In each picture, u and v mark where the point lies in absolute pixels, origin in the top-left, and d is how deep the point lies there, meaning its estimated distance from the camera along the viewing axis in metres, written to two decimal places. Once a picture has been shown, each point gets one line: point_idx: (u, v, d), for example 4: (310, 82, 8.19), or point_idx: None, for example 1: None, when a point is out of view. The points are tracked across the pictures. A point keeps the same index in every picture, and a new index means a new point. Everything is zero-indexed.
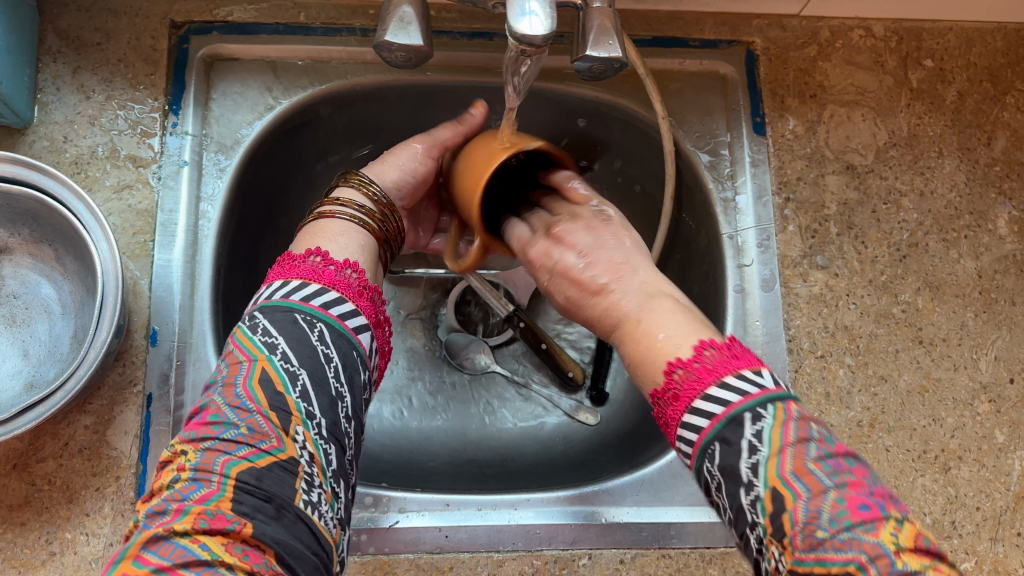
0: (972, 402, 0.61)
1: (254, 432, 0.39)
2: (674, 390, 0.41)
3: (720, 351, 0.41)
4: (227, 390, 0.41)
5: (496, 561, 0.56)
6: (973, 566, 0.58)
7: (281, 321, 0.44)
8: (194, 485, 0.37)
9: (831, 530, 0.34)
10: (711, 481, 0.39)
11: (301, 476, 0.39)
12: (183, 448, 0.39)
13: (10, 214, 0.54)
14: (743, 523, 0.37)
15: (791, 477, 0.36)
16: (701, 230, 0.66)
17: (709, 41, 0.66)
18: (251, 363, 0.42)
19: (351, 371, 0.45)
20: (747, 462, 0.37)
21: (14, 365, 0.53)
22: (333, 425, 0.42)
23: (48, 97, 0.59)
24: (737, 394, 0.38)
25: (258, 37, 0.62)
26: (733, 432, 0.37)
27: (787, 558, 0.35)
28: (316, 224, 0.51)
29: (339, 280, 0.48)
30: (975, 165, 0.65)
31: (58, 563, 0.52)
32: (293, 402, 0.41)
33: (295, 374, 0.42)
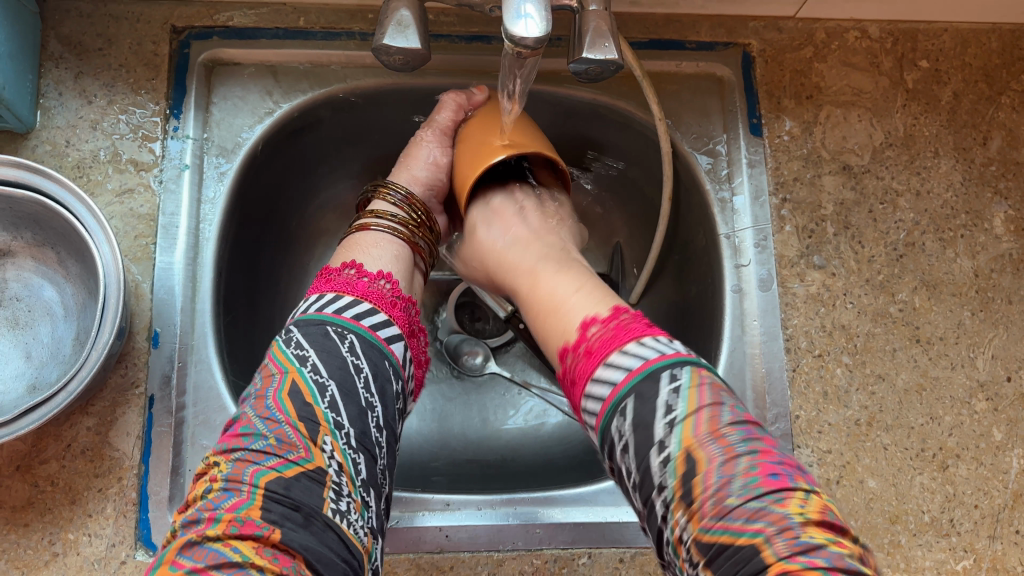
0: (969, 400, 0.61)
1: (282, 442, 0.42)
2: (589, 344, 0.47)
3: (609, 327, 0.47)
4: (259, 402, 0.44)
5: (496, 560, 0.56)
6: (971, 564, 0.58)
7: (314, 333, 0.47)
8: (225, 495, 0.40)
9: (740, 497, 0.38)
10: (620, 442, 0.42)
11: (329, 485, 0.42)
12: (216, 459, 0.43)
13: (13, 217, 0.54)
14: (650, 486, 0.41)
15: (705, 441, 0.40)
16: (698, 231, 0.67)
17: (706, 44, 0.67)
18: (283, 376, 0.45)
19: (381, 381, 0.47)
20: (663, 422, 0.41)
21: (17, 367, 0.54)
22: (361, 435, 0.45)
23: (50, 102, 0.60)
24: (641, 359, 0.44)
25: (258, 42, 0.63)
26: (651, 390, 0.42)
27: (692, 523, 0.38)
28: (353, 238, 0.56)
29: (373, 291, 0.51)
30: (970, 164, 0.66)
31: (62, 564, 0.53)
32: (321, 413, 0.44)
33: (324, 386, 0.45)
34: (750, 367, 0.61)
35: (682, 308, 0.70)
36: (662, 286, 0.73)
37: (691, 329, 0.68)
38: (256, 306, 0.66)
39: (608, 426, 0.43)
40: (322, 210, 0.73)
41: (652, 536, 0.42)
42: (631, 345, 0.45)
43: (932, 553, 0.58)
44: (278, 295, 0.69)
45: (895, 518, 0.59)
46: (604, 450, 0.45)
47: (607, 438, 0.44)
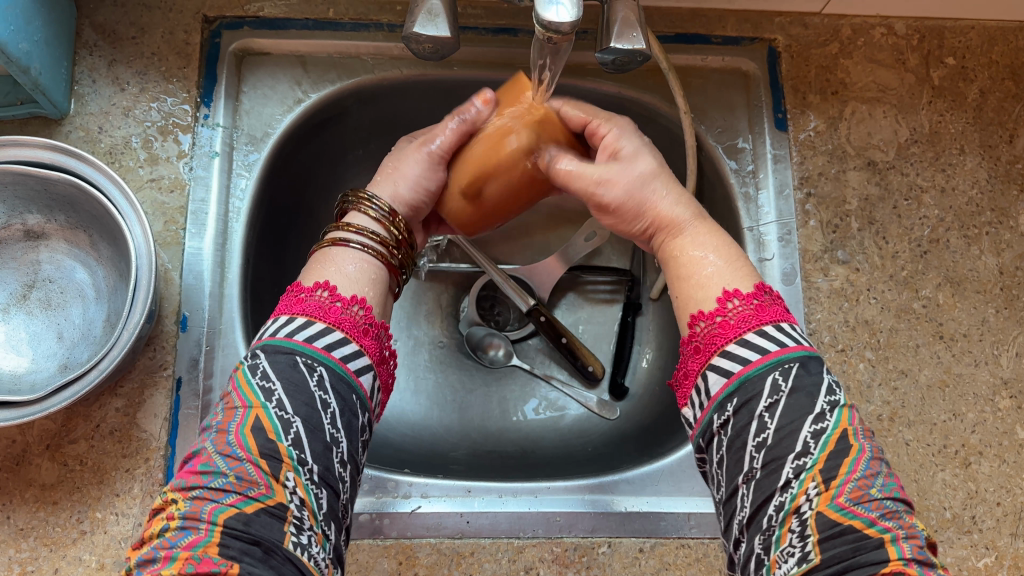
0: (993, 398, 0.61)
1: (242, 479, 0.39)
2: (695, 342, 0.45)
3: (756, 303, 0.44)
4: (220, 437, 0.40)
5: (516, 547, 0.56)
6: (993, 561, 0.58)
7: (281, 364, 0.42)
8: (182, 533, 0.37)
9: (880, 493, 0.38)
10: (769, 397, 0.41)
11: (290, 521, 0.38)
12: (174, 496, 0.39)
13: (48, 200, 0.55)
14: (787, 449, 0.39)
15: (857, 434, 0.40)
16: (722, 225, 0.67)
17: (732, 38, 0.67)
18: (247, 411, 0.41)
19: (349, 416, 0.43)
20: (826, 400, 0.41)
21: (49, 347, 0.55)
22: (326, 472, 0.41)
23: (84, 89, 0.60)
24: (779, 343, 0.43)
25: (289, 32, 0.64)
26: (816, 368, 0.42)
27: (823, 496, 0.38)
28: (327, 254, 0.49)
29: (346, 317, 0.46)
30: (996, 162, 0.65)
31: (89, 542, 0.53)
32: (284, 450, 0.40)
33: (290, 422, 0.41)
34: None
35: None
36: None
37: None
38: (281, 293, 0.67)
39: (759, 376, 0.41)
40: None
41: (748, 501, 0.40)
42: (750, 336, 0.43)
43: (954, 550, 0.58)
44: None
45: (917, 514, 0.58)
46: (714, 411, 0.43)
47: (742, 392, 0.41)
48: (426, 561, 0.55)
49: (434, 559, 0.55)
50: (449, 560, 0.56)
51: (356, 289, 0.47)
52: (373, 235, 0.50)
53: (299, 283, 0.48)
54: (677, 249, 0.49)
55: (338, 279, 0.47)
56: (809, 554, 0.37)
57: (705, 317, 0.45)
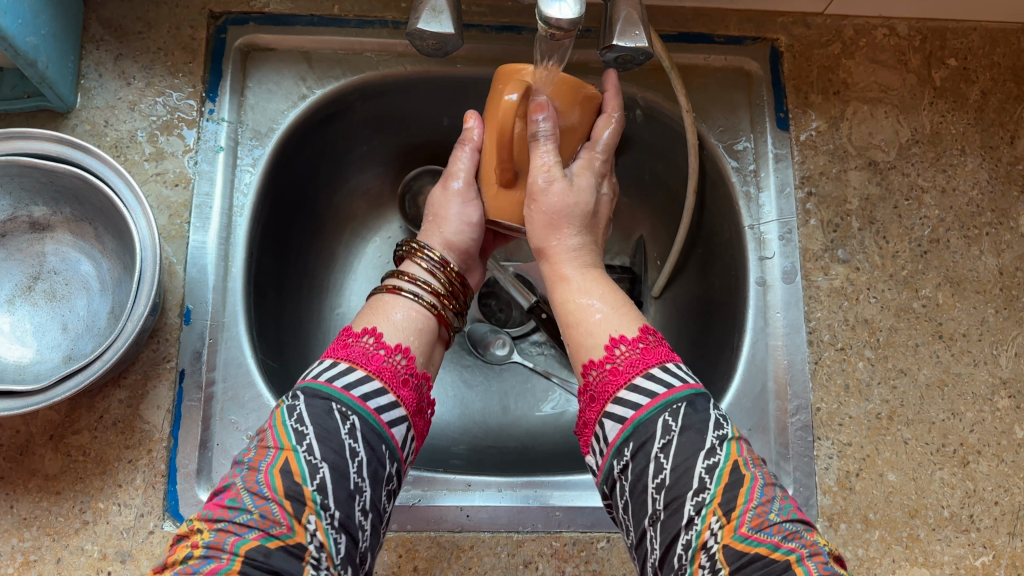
0: (992, 397, 0.61)
1: (266, 516, 0.39)
2: (590, 391, 0.45)
3: (641, 346, 0.45)
4: (250, 474, 0.41)
5: (516, 541, 0.57)
6: (990, 560, 0.58)
7: (316, 409, 0.43)
8: (203, 561, 0.37)
9: (778, 518, 0.39)
10: (662, 438, 0.41)
11: (308, 560, 0.38)
12: (199, 526, 0.40)
13: (53, 192, 0.56)
14: (685, 486, 0.40)
15: (747, 463, 0.42)
16: (723, 223, 0.68)
17: (734, 38, 0.67)
18: (278, 452, 0.42)
19: (375, 467, 0.43)
20: (715, 435, 0.42)
21: (53, 338, 0.55)
22: (347, 519, 0.41)
23: (90, 83, 0.61)
24: (667, 384, 0.43)
25: (294, 28, 0.64)
26: (703, 405, 0.43)
27: (726, 529, 0.38)
28: (379, 301, 0.50)
29: (386, 366, 0.46)
30: (997, 162, 0.66)
31: (92, 532, 0.54)
32: (309, 494, 0.40)
33: (316, 467, 0.41)
34: (772, 359, 0.62)
35: (704, 301, 0.71)
36: (686, 277, 0.74)
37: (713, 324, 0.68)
38: (284, 288, 0.67)
39: (650, 420, 0.42)
40: (350, 197, 0.74)
41: (657, 543, 0.41)
42: (637, 380, 0.44)
43: (951, 548, 0.58)
44: (306, 278, 0.71)
45: (914, 512, 0.59)
46: (612, 458, 0.43)
47: (636, 437, 0.42)
48: (426, 555, 0.56)
49: (434, 552, 0.56)
50: (449, 554, 0.56)
51: (401, 338, 0.48)
52: (426, 285, 0.51)
53: (350, 328, 0.49)
54: (566, 294, 0.50)
55: (383, 326, 0.48)
56: None
57: (596, 366, 0.46)
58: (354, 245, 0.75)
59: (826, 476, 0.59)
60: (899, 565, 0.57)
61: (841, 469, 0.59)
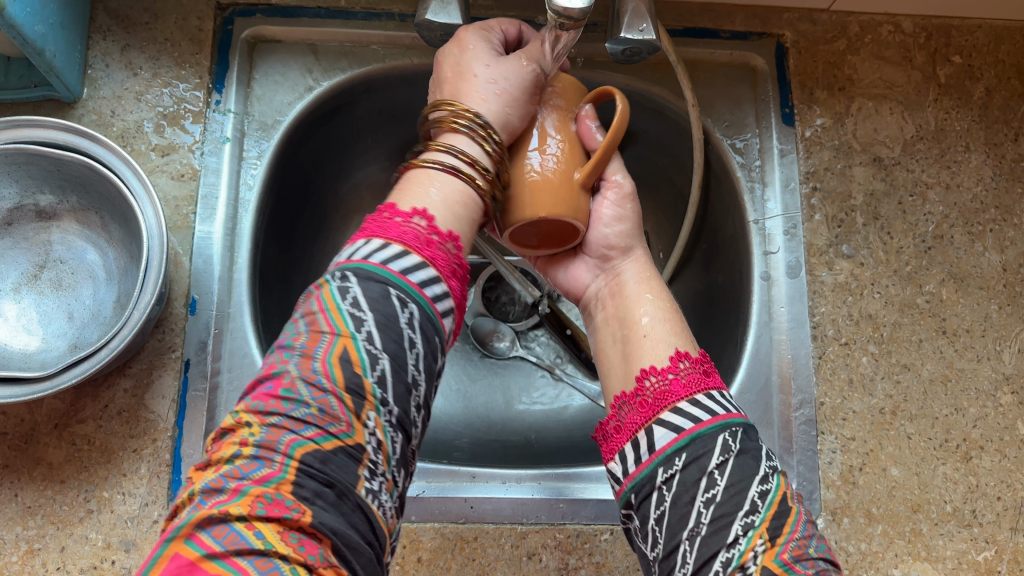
0: (995, 393, 0.61)
1: (325, 412, 0.34)
2: (643, 397, 0.44)
3: (703, 368, 0.45)
4: (305, 362, 0.35)
5: (519, 533, 0.57)
6: (993, 555, 0.58)
7: (372, 293, 0.37)
8: (255, 463, 0.32)
9: (816, 553, 0.38)
10: (720, 455, 0.40)
11: (365, 464, 0.34)
12: (248, 419, 0.34)
13: (60, 180, 0.56)
14: (736, 506, 0.39)
15: (794, 498, 0.41)
16: (727, 219, 0.68)
17: (740, 33, 0.68)
18: (334, 338, 0.36)
19: (430, 359, 0.39)
20: (767, 465, 0.41)
21: (58, 327, 0.55)
22: (403, 415, 0.37)
23: (97, 73, 0.61)
24: (724, 407, 0.43)
25: (301, 20, 0.64)
26: (757, 437, 0.43)
27: (768, 553, 0.37)
28: (413, 178, 0.44)
29: (440, 255, 0.41)
30: (1001, 159, 0.66)
31: (96, 521, 0.54)
32: (369, 386, 0.35)
33: (376, 358, 0.36)
34: (776, 354, 0.62)
35: (708, 296, 0.71)
36: (691, 272, 0.74)
37: (717, 318, 0.69)
38: (289, 281, 0.67)
39: (709, 435, 0.41)
40: (355, 190, 0.74)
41: (691, 557, 0.39)
42: (700, 396, 0.43)
43: (954, 543, 0.58)
44: (310, 271, 0.71)
45: (918, 507, 0.59)
46: (657, 465, 0.41)
47: (692, 448, 0.41)
48: (430, 546, 0.56)
49: (438, 543, 0.56)
50: (453, 545, 0.56)
51: (453, 226, 0.43)
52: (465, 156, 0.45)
53: (392, 205, 0.43)
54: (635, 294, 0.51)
55: (431, 204, 0.43)
56: None
57: (656, 373, 0.45)
58: (358, 238, 0.75)
59: (829, 470, 0.59)
60: (902, 560, 0.58)
61: (844, 464, 0.60)
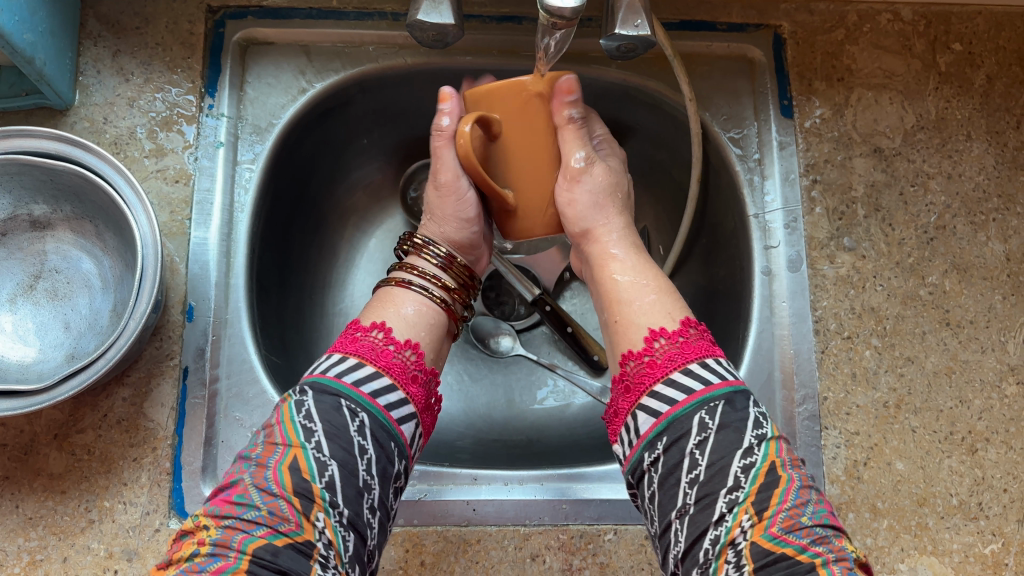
0: (999, 384, 0.61)
1: (274, 514, 0.39)
2: (626, 382, 0.45)
3: (681, 341, 0.45)
4: (257, 471, 0.40)
5: (523, 534, 0.56)
6: (999, 548, 0.58)
7: (325, 406, 0.43)
8: (211, 559, 0.37)
9: (809, 521, 0.39)
10: (698, 435, 0.41)
11: (316, 558, 0.38)
12: (206, 522, 0.39)
13: (53, 191, 0.55)
14: (719, 484, 0.40)
15: (785, 463, 0.42)
16: (727, 213, 0.67)
17: (738, 25, 0.67)
18: (286, 449, 0.41)
19: (386, 464, 0.43)
20: (753, 434, 0.42)
21: (55, 337, 0.55)
22: (354, 516, 0.41)
23: (88, 80, 0.61)
24: (704, 381, 0.43)
25: (293, 21, 0.64)
26: (742, 404, 0.43)
27: (757, 528, 0.39)
28: (387, 295, 0.50)
29: (397, 362, 0.46)
30: (1003, 148, 0.65)
31: (98, 531, 0.53)
32: (317, 491, 0.40)
33: (324, 465, 0.41)
34: (778, 348, 0.62)
35: (708, 292, 0.70)
36: (691, 267, 0.73)
37: (718, 314, 0.68)
38: (287, 284, 0.67)
39: (686, 415, 0.42)
40: (352, 190, 0.74)
41: (682, 535, 0.41)
42: (676, 375, 0.43)
43: (960, 537, 0.58)
44: (309, 273, 0.70)
45: (923, 501, 0.58)
46: (643, 449, 0.43)
47: (671, 431, 0.42)
48: (433, 549, 0.56)
49: (441, 547, 0.56)
50: (456, 548, 0.56)
51: (411, 335, 0.48)
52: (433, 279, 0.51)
53: (358, 321, 0.48)
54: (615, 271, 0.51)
55: (390, 320, 0.48)
56: None
57: (633, 357, 0.45)
58: (356, 239, 0.75)
59: (834, 466, 0.59)
60: (908, 554, 0.57)
61: (848, 459, 0.59)
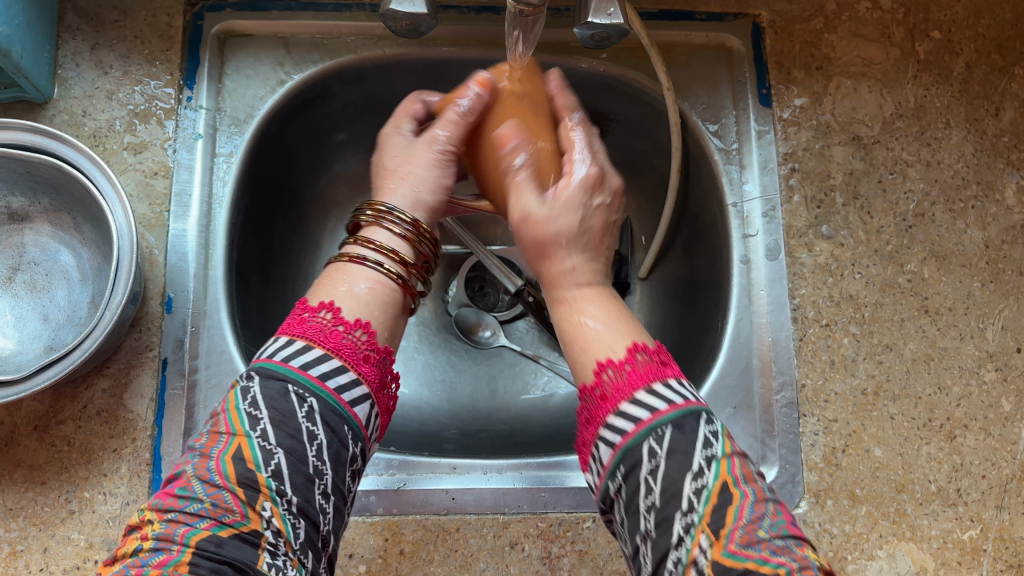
0: (978, 370, 0.61)
1: (218, 505, 0.37)
2: (586, 414, 0.42)
3: (628, 369, 0.41)
4: (201, 462, 0.39)
5: (502, 522, 0.57)
6: (978, 534, 0.58)
7: (271, 391, 0.40)
8: (153, 553, 0.36)
9: (767, 533, 0.37)
10: (649, 462, 0.38)
11: (264, 547, 0.37)
12: (150, 517, 0.38)
13: (30, 183, 0.55)
14: (674, 508, 0.37)
15: (740, 479, 0.39)
16: (707, 202, 0.68)
17: (716, 15, 0.67)
18: (230, 438, 0.39)
19: (338, 448, 0.41)
20: (703, 454, 0.39)
21: (34, 329, 0.55)
22: (306, 503, 0.39)
23: (67, 73, 0.61)
24: (652, 408, 0.40)
25: (270, 13, 0.64)
26: (693, 425, 0.39)
27: (715, 546, 0.36)
28: (337, 272, 0.46)
29: (346, 343, 0.43)
30: (982, 135, 0.65)
31: (78, 522, 0.54)
32: (263, 480, 0.38)
33: (270, 453, 0.39)
34: (756, 337, 0.62)
35: (689, 282, 0.71)
36: (673, 257, 0.73)
37: (699, 303, 0.68)
38: (268, 276, 0.67)
39: (636, 443, 0.39)
40: (334, 183, 0.74)
41: (648, 560, 0.38)
42: (626, 405, 0.40)
43: (938, 523, 0.58)
44: (291, 266, 0.71)
45: (902, 487, 0.59)
46: (606, 479, 0.40)
47: (626, 460, 0.39)
48: (412, 538, 0.56)
49: (420, 535, 0.56)
50: (435, 536, 0.56)
51: (362, 312, 0.44)
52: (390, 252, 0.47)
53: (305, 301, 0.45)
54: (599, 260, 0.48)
55: (339, 297, 0.45)
56: None
57: (587, 392, 0.42)
58: (338, 231, 0.75)
59: (812, 453, 0.59)
60: (887, 540, 0.57)
61: (827, 446, 0.59)
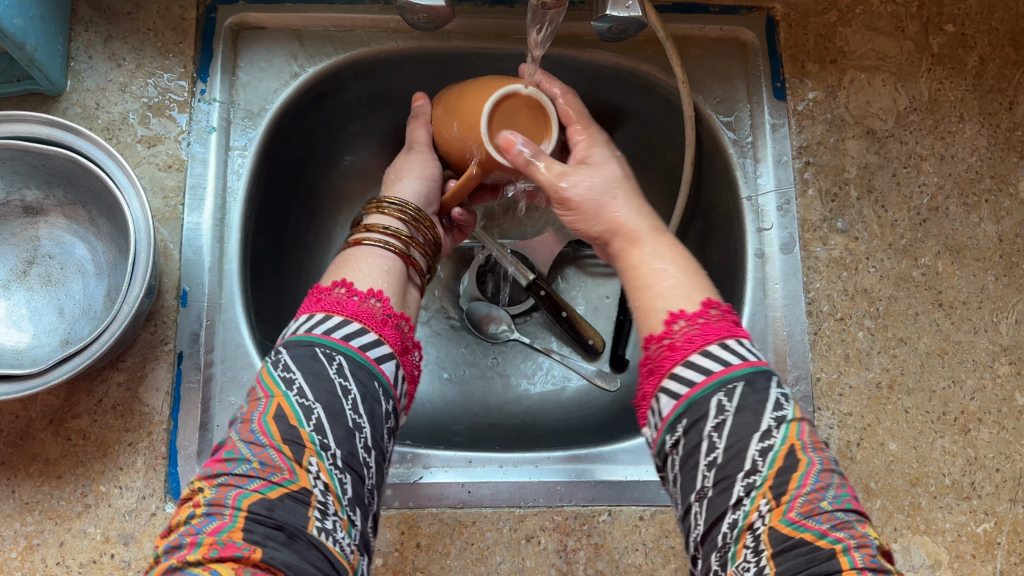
0: (992, 364, 0.61)
1: (266, 465, 0.39)
2: (649, 365, 0.44)
3: (701, 322, 0.43)
4: (243, 426, 0.41)
5: (517, 516, 0.57)
6: (992, 527, 0.58)
7: (301, 356, 0.43)
8: (207, 519, 0.37)
9: (831, 505, 0.38)
10: (715, 417, 0.40)
11: (314, 506, 0.38)
12: (200, 484, 0.39)
13: (45, 176, 0.55)
14: (737, 467, 0.39)
15: (807, 446, 0.40)
16: (722, 196, 0.68)
17: (730, 8, 0.67)
18: (268, 400, 0.42)
19: (372, 403, 0.43)
20: (773, 415, 0.40)
21: (49, 322, 0.55)
22: (350, 456, 0.41)
23: (80, 65, 0.60)
24: (724, 362, 0.41)
25: (284, 6, 0.64)
26: (764, 384, 0.41)
27: (774, 512, 0.37)
28: (346, 255, 0.50)
29: (363, 310, 0.46)
30: (996, 129, 0.65)
31: (94, 515, 0.54)
32: (306, 435, 0.40)
33: (310, 409, 0.41)
34: (771, 330, 0.62)
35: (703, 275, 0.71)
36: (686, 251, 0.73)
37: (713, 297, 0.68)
38: (281, 271, 0.67)
39: (704, 398, 0.40)
40: (345, 177, 0.74)
41: (701, 518, 0.40)
42: (694, 357, 0.42)
43: (953, 516, 0.58)
44: (303, 260, 0.71)
45: (916, 481, 0.59)
46: (664, 432, 0.42)
47: (690, 413, 0.41)
48: (428, 531, 0.56)
49: (437, 529, 0.56)
50: (451, 530, 0.56)
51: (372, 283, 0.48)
52: (394, 235, 0.52)
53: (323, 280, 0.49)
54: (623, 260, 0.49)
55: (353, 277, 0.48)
56: (764, 568, 0.36)
57: (654, 340, 0.44)
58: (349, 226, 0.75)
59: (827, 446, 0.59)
60: (901, 533, 0.57)
61: (842, 439, 0.59)
